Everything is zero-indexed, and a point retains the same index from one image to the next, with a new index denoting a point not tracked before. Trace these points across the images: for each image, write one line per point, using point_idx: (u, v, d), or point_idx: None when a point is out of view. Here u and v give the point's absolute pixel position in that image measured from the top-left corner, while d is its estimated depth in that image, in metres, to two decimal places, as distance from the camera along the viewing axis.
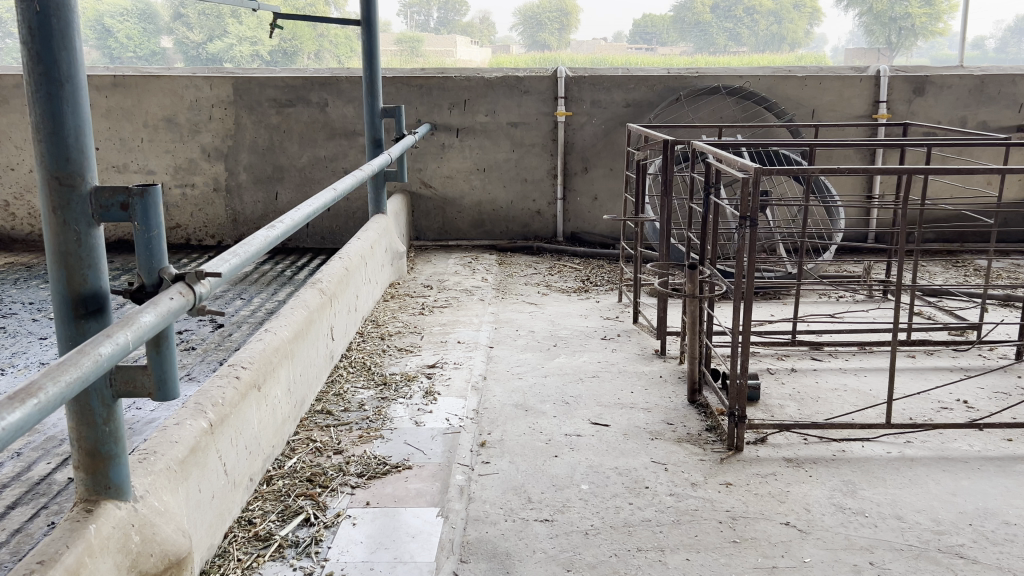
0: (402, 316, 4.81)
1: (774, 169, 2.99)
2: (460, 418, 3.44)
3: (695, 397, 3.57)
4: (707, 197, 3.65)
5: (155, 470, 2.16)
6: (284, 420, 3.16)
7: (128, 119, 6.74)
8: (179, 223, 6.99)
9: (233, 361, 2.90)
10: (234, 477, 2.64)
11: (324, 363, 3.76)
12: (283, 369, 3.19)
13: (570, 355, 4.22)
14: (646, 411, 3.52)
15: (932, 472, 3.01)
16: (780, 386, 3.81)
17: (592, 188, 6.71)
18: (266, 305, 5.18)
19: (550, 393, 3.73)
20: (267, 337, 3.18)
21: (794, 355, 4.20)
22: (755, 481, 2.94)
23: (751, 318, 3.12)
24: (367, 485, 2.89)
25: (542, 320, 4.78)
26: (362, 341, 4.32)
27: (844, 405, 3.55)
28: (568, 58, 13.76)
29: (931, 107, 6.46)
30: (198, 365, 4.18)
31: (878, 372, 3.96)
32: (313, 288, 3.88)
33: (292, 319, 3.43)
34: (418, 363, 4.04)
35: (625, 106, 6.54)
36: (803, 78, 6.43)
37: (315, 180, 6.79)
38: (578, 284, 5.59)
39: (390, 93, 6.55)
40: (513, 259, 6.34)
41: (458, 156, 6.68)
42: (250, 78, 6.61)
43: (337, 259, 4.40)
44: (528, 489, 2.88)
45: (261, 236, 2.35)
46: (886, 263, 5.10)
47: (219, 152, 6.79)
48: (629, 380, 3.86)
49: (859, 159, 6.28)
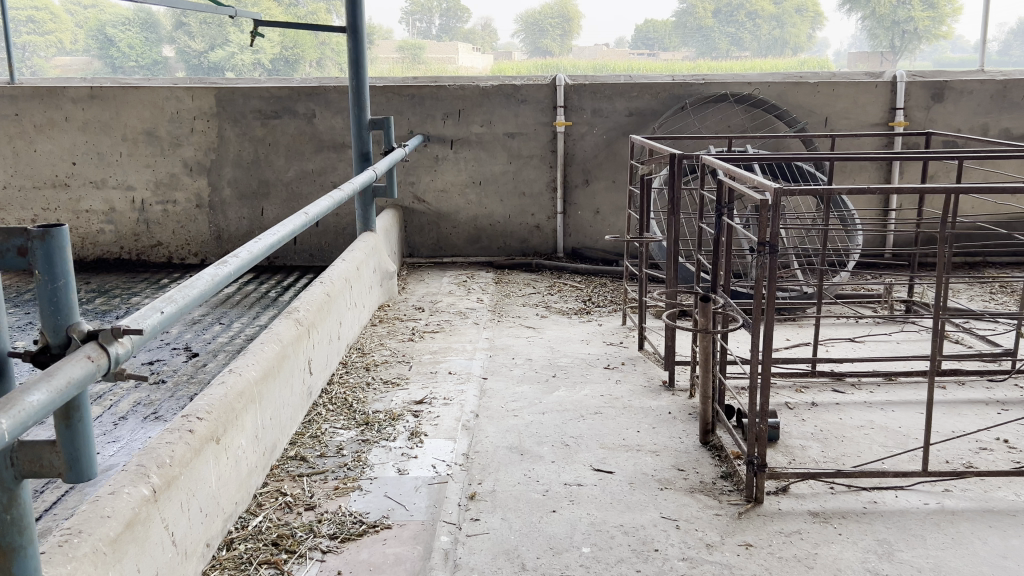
0: (389, 343, 4.48)
1: (797, 189, 2.64)
2: (448, 465, 3.10)
3: (707, 438, 3.24)
4: (718, 217, 3.29)
5: (78, 556, 1.82)
6: (251, 472, 2.84)
7: (105, 132, 6.45)
8: (160, 240, 6.68)
9: (188, 412, 2.57)
10: (186, 548, 2.31)
11: (300, 401, 3.42)
12: (249, 415, 2.86)
13: (570, 388, 3.87)
14: (654, 455, 3.18)
15: (978, 530, 2.67)
16: (800, 423, 3.46)
17: (593, 201, 6.39)
18: (246, 331, 4.85)
19: (548, 434, 3.39)
20: (229, 379, 2.85)
21: (814, 386, 3.86)
22: (779, 541, 2.60)
23: (771, 354, 2.75)
24: (340, 550, 2.56)
25: (540, 347, 4.44)
26: (345, 374, 3.99)
27: (871, 446, 3.22)
28: (568, 64, 13.35)
29: (950, 114, 6.13)
30: (165, 403, 3.84)
31: (906, 407, 3.62)
32: (288, 318, 3.54)
33: (261, 356, 3.10)
34: (404, 399, 3.70)
35: (628, 115, 6.22)
36: (815, 84, 6.11)
37: (303, 195, 6.47)
38: (580, 305, 5.26)
39: (380, 103, 6.24)
40: (511, 277, 6.01)
41: (452, 169, 6.36)
42: (233, 89, 6.30)
43: (318, 284, 4.07)
44: (522, 553, 2.55)
45: (208, 275, 2.05)
46: (908, 283, 4.76)
47: (202, 166, 6.48)
48: (635, 418, 3.52)
49: (876, 170, 5.94)
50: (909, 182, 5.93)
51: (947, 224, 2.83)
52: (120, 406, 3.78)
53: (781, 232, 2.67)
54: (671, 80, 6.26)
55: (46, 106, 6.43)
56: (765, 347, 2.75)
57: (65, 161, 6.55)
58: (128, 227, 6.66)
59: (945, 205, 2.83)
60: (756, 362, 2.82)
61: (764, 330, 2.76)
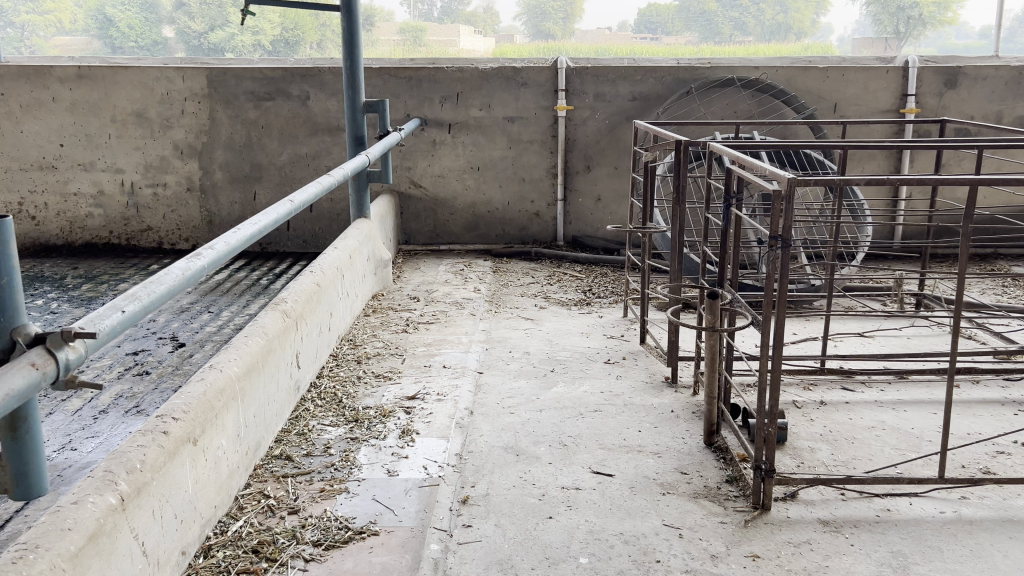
0: (382, 334, 4.34)
1: (812, 180, 2.46)
2: (440, 466, 2.96)
3: (711, 439, 3.10)
4: (726, 208, 3.12)
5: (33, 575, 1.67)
6: (231, 473, 2.70)
7: (94, 113, 6.28)
8: (150, 225, 6.53)
9: (163, 411, 2.43)
10: (158, 558, 2.17)
11: (286, 397, 3.28)
12: (230, 414, 2.72)
13: (569, 384, 3.73)
14: (656, 457, 3.04)
15: (998, 541, 2.52)
16: (809, 424, 3.32)
17: (595, 188, 6.22)
18: (234, 320, 4.70)
19: (545, 433, 3.25)
20: (209, 375, 2.70)
21: (823, 384, 3.71)
22: (788, 552, 2.46)
23: (782, 351, 2.59)
24: (324, 558, 2.41)
25: (538, 340, 4.30)
26: (336, 367, 3.84)
27: (883, 449, 3.08)
28: (572, 48, 13.20)
29: (964, 101, 5.96)
30: (148, 396, 3.70)
31: (919, 406, 3.48)
32: (275, 310, 3.39)
33: (244, 351, 2.95)
34: (395, 395, 3.55)
35: (631, 100, 6.04)
36: (825, 68, 5.93)
37: (296, 180, 6.31)
38: (580, 295, 5.11)
39: (376, 86, 6.06)
40: (509, 266, 5.86)
41: (450, 154, 6.19)
42: (226, 69, 6.12)
43: (307, 273, 3.91)
44: (516, 564, 2.41)
45: (178, 270, 1.89)
46: (919, 275, 4.61)
47: (193, 149, 6.31)
48: (637, 417, 3.38)
49: (885, 159, 5.79)
50: (919, 171, 5.77)
51: (970, 218, 2.63)
52: (101, 399, 3.63)
53: (794, 225, 2.50)
54: (677, 63, 6.07)
55: (33, 86, 6.25)
56: (775, 344, 2.59)
57: (52, 143, 6.38)
58: (117, 211, 6.50)
59: (970, 194, 2.63)
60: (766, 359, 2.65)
61: (775, 325, 2.60)
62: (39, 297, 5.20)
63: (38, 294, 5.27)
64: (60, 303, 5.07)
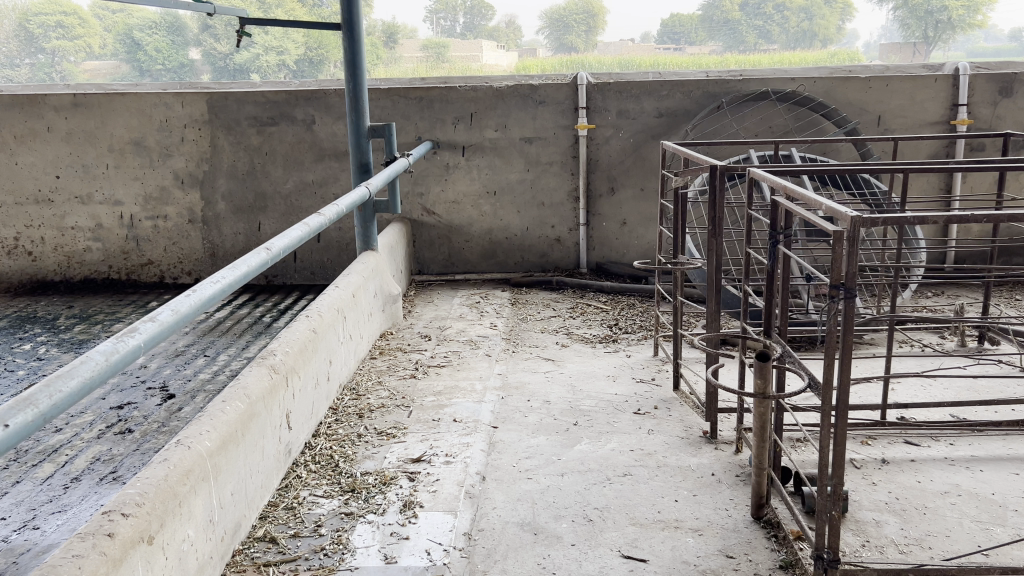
0: (388, 381, 3.96)
1: (885, 219, 2.01)
2: (446, 550, 2.55)
3: (761, 513, 2.67)
4: (772, 245, 2.68)
5: None
6: (202, 566, 2.32)
7: (90, 143, 5.99)
8: (151, 258, 6.23)
9: (112, 506, 2.05)
10: None
11: (273, 466, 2.91)
12: (198, 497, 2.34)
13: (594, 441, 3.31)
14: (696, 535, 2.62)
15: None
16: (871, 489, 2.88)
17: (619, 212, 5.84)
18: (230, 365, 4.35)
19: (568, 504, 2.84)
20: (174, 455, 2.33)
21: (883, 438, 3.27)
22: None
23: (847, 407, 2.13)
24: None
25: (559, 386, 3.90)
26: (335, 424, 3.47)
27: (963, 525, 2.63)
28: (595, 59, 12.99)
29: (1020, 110, 5.50)
30: (128, 458, 3.34)
31: (997, 465, 3.04)
32: (261, 365, 3.02)
33: (219, 420, 2.57)
34: (399, 457, 3.16)
35: (657, 116, 5.65)
36: (867, 79, 5.50)
37: (302, 209, 5.99)
38: (605, 331, 4.71)
39: (385, 107, 5.71)
40: (529, 296, 5.48)
41: (464, 178, 5.83)
42: (226, 94, 5.80)
43: (302, 318, 3.54)
44: None
45: (97, 357, 1.52)
46: (981, 305, 4.17)
47: (194, 178, 6.01)
48: (672, 482, 2.96)
49: (935, 176, 5.35)
50: (973, 189, 5.33)
51: None
52: (75, 464, 3.28)
53: (860, 270, 2.06)
54: (706, 76, 5.67)
55: (26, 115, 5.98)
56: (839, 397, 2.13)
57: (47, 175, 6.11)
58: (116, 245, 6.22)
59: None
60: (827, 415, 2.20)
61: (838, 377, 2.13)
62: (27, 341, 4.87)
63: (26, 337, 4.96)
64: (48, 348, 4.74)
